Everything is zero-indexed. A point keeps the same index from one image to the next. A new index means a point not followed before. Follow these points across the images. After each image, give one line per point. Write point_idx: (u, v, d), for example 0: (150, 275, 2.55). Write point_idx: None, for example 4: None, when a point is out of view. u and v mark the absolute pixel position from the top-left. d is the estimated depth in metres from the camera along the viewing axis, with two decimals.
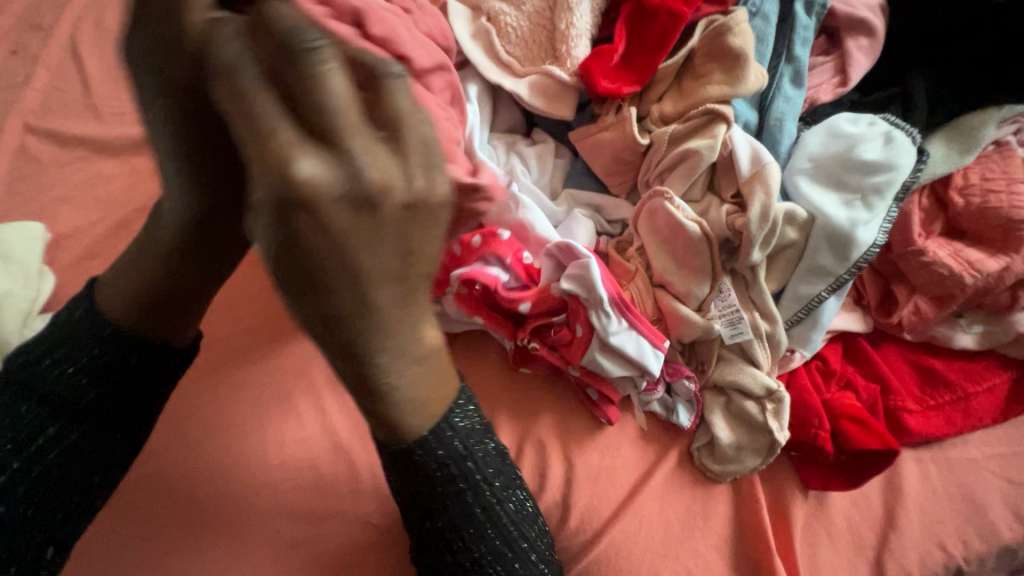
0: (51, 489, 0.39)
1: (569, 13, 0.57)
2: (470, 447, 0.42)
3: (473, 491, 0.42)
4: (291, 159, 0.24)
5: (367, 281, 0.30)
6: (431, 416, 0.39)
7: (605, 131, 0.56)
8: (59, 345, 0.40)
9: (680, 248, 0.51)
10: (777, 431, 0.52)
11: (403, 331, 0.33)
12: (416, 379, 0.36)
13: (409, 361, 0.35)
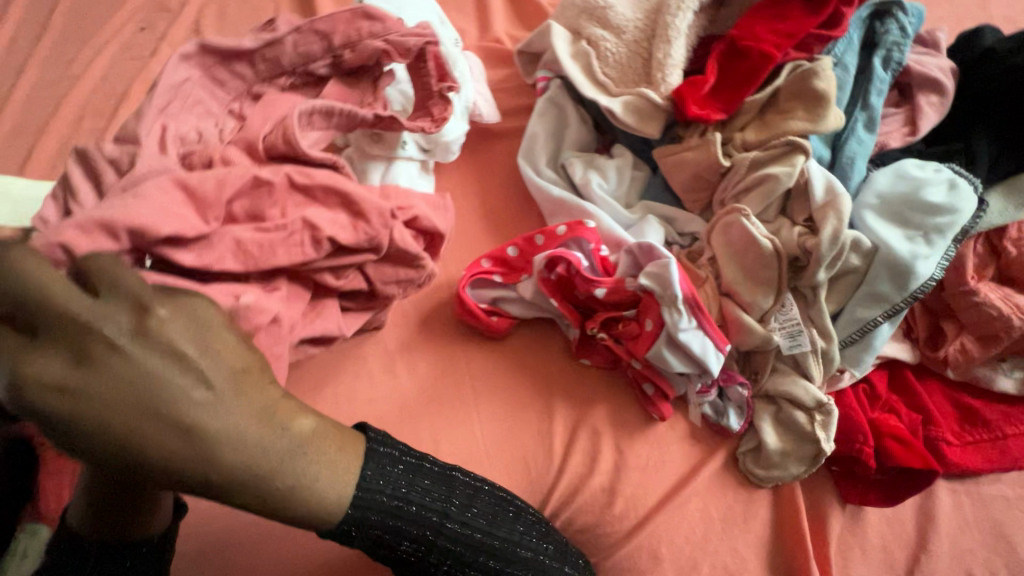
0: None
1: (668, 45, 0.64)
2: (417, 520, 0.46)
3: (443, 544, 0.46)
4: (25, 365, 0.29)
5: (172, 424, 0.31)
6: (339, 477, 0.38)
7: (689, 151, 0.62)
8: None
9: (750, 261, 0.56)
10: (824, 441, 0.55)
11: (255, 430, 0.34)
12: (306, 464, 0.36)
13: (280, 454, 0.34)
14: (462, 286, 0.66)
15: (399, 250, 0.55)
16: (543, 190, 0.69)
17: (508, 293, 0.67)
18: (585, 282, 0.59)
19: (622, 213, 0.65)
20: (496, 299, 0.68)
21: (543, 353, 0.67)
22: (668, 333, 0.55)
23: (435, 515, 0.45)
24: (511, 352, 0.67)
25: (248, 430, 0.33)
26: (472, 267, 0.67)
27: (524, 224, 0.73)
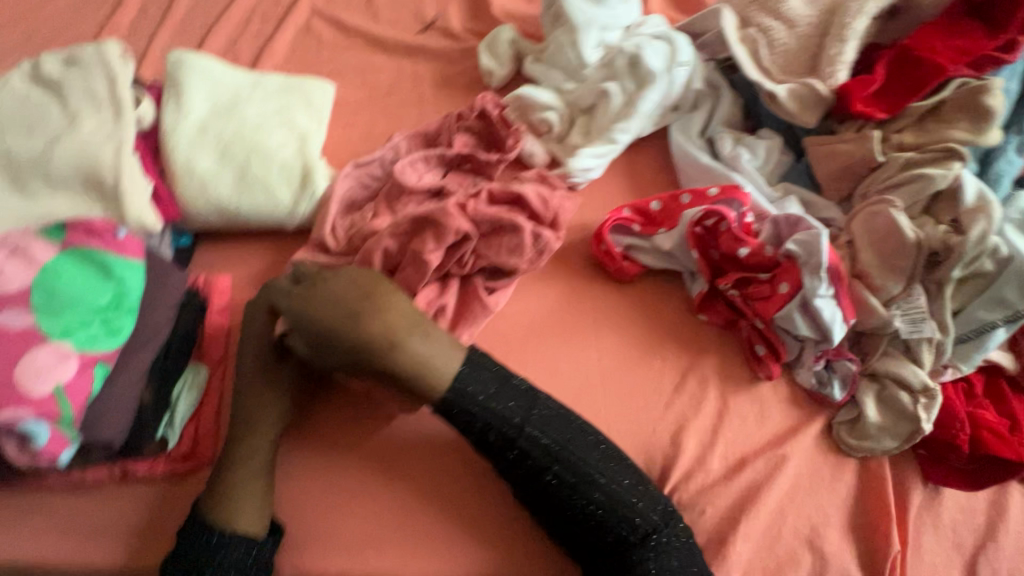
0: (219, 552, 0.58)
1: (842, 44, 0.69)
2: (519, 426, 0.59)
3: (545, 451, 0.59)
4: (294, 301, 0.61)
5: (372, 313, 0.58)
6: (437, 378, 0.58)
7: (843, 143, 0.67)
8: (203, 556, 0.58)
9: (889, 248, 0.62)
10: (925, 421, 0.61)
11: (403, 324, 0.58)
12: (422, 347, 0.58)
13: (416, 344, 0.58)
14: (604, 227, 0.73)
15: (491, 226, 0.68)
16: (692, 157, 0.75)
17: (642, 243, 0.73)
18: (732, 240, 0.65)
19: (765, 188, 0.71)
20: (631, 246, 0.74)
21: (663, 302, 0.73)
22: (802, 297, 0.61)
23: (516, 418, 0.59)
24: (638, 295, 0.73)
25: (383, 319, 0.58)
26: (614, 213, 0.74)
27: (662, 186, 0.79)
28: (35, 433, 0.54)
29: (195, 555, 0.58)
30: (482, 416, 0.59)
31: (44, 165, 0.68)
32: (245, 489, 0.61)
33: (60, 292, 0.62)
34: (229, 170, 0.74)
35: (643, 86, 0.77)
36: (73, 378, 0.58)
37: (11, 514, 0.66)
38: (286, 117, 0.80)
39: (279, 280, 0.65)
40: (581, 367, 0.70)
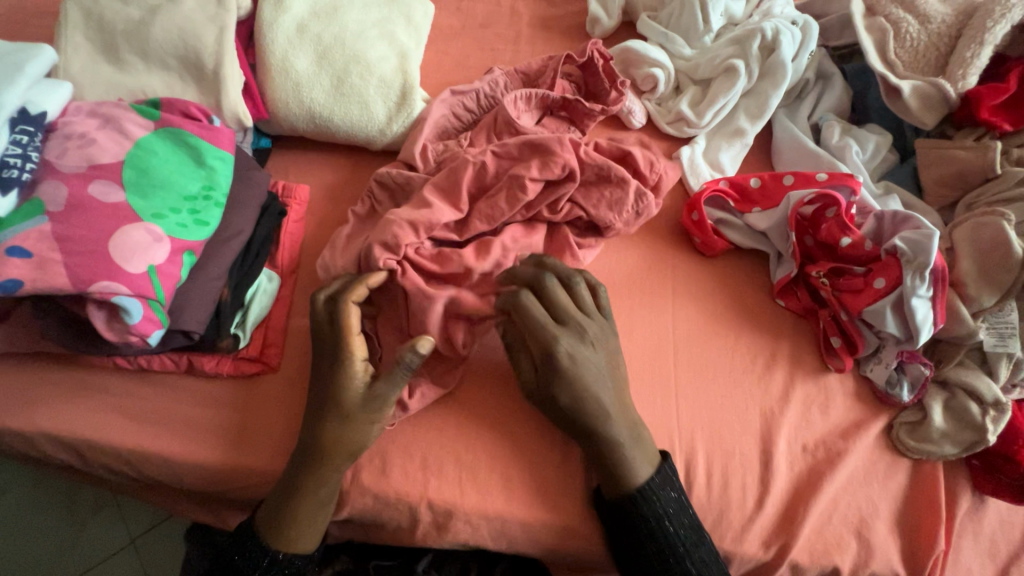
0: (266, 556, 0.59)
1: (978, 47, 0.67)
2: (666, 503, 0.59)
3: (665, 517, 0.58)
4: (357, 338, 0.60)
5: (621, 421, 0.59)
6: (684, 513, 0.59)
7: (960, 150, 0.67)
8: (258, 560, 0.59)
9: (992, 261, 0.62)
10: (990, 433, 0.62)
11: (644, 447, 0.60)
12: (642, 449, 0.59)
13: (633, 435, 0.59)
14: (699, 195, 0.72)
15: (595, 174, 0.69)
16: (797, 140, 0.74)
17: (733, 219, 0.72)
18: (836, 229, 0.65)
19: (869, 183, 0.70)
20: (720, 220, 0.73)
21: (742, 282, 0.72)
22: (900, 295, 0.61)
23: (670, 505, 0.59)
24: (721, 271, 0.73)
25: (614, 404, 0.59)
26: (711, 184, 0.73)
27: (756, 166, 0.78)
28: (128, 309, 0.53)
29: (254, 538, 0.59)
30: (652, 513, 0.58)
31: (142, 36, 0.65)
32: (306, 513, 0.58)
33: (153, 171, 0.60)
34: (327, 76, 0.72)
35: (773, 74, 0.74)
36: (163, 261, 0.56)
37: (75, 388, 0.66)
38: (387, 30, 0.76)
39: (534, 314, 0.59)
40: (658, 348, 0.68)
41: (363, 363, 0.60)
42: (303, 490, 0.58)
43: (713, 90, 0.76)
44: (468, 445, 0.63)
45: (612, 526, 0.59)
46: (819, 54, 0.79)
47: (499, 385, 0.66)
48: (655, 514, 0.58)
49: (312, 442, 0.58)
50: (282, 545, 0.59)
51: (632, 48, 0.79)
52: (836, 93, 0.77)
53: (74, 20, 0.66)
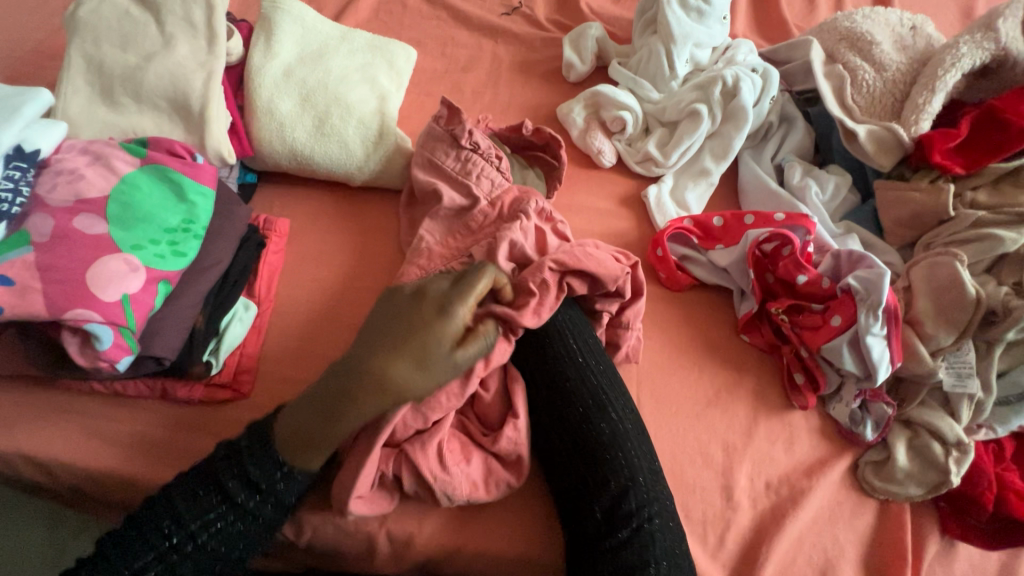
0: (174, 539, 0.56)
1: (930, 94, 0.70)
2: (619, 439, 0.60)
3: (612, 450, 0.59)
4: (464, 300, 0.59)
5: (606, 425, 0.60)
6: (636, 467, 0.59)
7: (915, 192, 0.68)
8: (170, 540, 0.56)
9: (946, 301, 0.63)
10: (954, 474, 0.61)
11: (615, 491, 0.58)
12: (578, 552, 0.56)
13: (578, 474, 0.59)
14: (663, 232, 0.74)
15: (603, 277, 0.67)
16: (760, 180, 0.76)
17: (696, 255, 0.74)
18: (793, 266, 0.67)
19: (828, 223, 0.72)
20: (685, 256, 0.75)
21: (705, 317, 0.74)
22: (855, 332, 0.62)
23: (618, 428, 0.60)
24: (685, 305, 0.74)
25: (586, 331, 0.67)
26: (674, 221, 0.75)
27: (723, 204, 0.80)
28: (99, 335, 0.56)
29: (228, 486, 0.58)
30: (601, 425, 0.60)
31: (137, 80, 0.69)
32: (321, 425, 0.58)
33: (135, 205, 0.63)
34: (309, 116, 0.76)
35: (736, 118, 0.77)
36: (137, 290, 0.59)
37: (52, 410, 0.68)
38: (369, 75, 0.81)
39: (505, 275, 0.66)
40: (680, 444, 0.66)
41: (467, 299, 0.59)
42: (351, 412, 0.56)
43: (678, 133, 0.79)
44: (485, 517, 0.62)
45: (564, 456, 0.60)
46: (782, 98, 0.82)
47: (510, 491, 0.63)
48: (609, 441, 0.59)
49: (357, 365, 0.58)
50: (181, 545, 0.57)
51: (566, 109, 0.84)
52: (799, 135, 0.79)
53: (76, 64, 0.71)
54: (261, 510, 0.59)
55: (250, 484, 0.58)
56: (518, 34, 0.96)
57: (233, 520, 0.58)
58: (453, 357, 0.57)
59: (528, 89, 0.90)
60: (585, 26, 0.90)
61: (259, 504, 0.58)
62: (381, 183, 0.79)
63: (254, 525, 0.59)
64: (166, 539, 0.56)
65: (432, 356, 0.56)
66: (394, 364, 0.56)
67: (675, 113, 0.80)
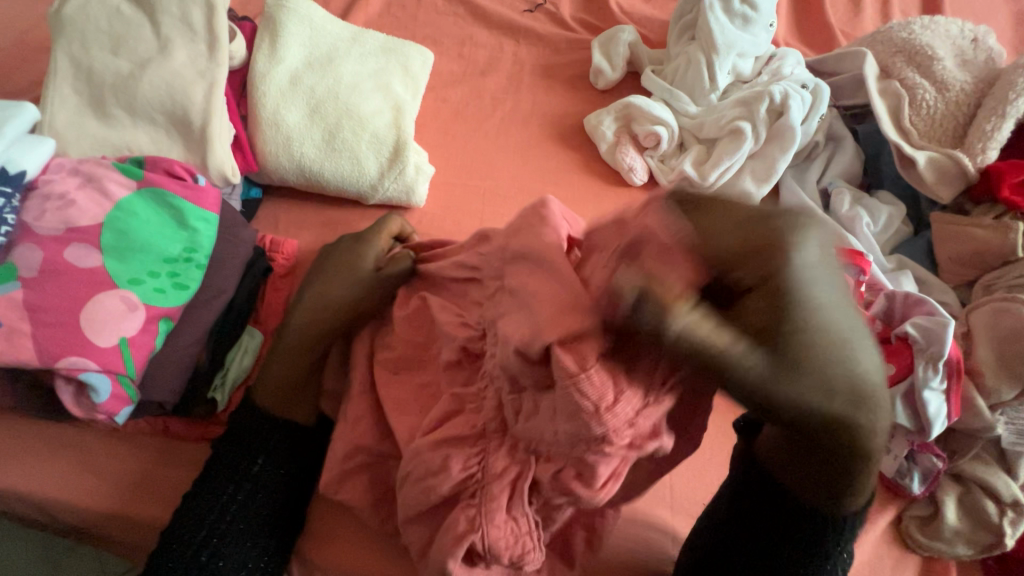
0: (195, 529, 0.53)
1: (1000, 120, 0.64)
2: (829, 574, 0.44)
3: None
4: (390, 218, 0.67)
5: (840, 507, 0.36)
6: None
7: (978, 228, 0.63)
8: (202, 541, 0.52)
9: (1011, 352, 0.58)
10: (1009, 536, 0.58)
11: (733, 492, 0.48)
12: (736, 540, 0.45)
13: None
14: None
15: None
16: (805, 207, 0.71)
17: None
18: None
19: (879, 257, 0.66)
20: None
21: None
22: (911, 386, 0.58)
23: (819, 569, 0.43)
24: None
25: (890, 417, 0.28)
26: None
27: None
28: (95, 386, 0.51)
29: (234, 462, 0.56)
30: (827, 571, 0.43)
31: (130, 91, 0.63)
32: (281, 349, 0.59)
33: (130, 233, 0.58)
34: (319, 129, 0.70)
35: (781, 138, 0.71)
36: (135, 332, 0.54)
37: (48, 446, 0.64)
38: (383, 82, 0.74)
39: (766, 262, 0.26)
40: None
41: (387, 239, 0.65)
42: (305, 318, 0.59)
43: (716, 152, 0.73)
44: None
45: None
46: (830, 116, 0.76)
47: None
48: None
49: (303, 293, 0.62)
50: (206, 547, 0.52)
51: (598, 116, 0.78)
52: (846, 158, 0.74)
53: (64, 70, 0.65)
54: (265, 471, 0.56)
55: (245, 448, 0.57)
56: (542, 34, 0.89)
57: (248, 494, 0.55)
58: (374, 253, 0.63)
59: (553, 97, 0.84)
60: (616, 30, 0.84)
61: (261, 466, 0.56)
62: (396, 203, 0.73)
63: (266, 493, 0.56)
64: (194, 535, 0.53)
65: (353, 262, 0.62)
66: (336, 278, 0.61)
67: (713, 130, 0.74)
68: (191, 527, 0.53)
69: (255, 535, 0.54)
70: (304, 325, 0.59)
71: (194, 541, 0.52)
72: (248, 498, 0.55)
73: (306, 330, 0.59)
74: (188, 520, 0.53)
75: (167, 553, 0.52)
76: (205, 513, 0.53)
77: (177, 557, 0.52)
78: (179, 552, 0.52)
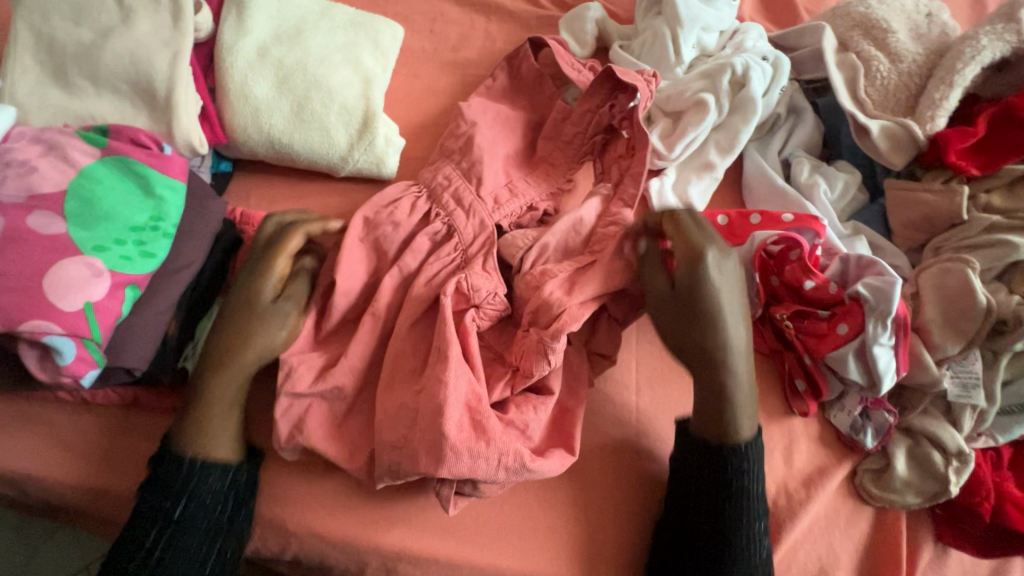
0: (137, 551, 0.53)
1: (948, 89, 0.66)
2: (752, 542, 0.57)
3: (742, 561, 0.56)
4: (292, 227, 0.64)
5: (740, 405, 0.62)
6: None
7: (927, 193, 0.66)
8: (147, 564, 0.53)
9: (956, 309, 0.61)
10: (954, 484, 0.61)
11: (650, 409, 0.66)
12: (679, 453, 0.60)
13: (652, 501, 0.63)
14: None
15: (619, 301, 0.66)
16: (766, 176, 0.73)
17: None
18: (800, 271, 0.64)
19: (836, 223, 0.69)
20: None
21: None
22: (863, 342, 0.60)
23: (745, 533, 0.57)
24: None
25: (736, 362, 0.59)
26: None
27: (726, 200, 0.76)
28: (60, 349, 0.51)
29: (154, 509, 0.54)
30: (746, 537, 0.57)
31: (93, 59, 0.63)
32: (216, 410, 0.57)
33: (97, 202, 0.58)
34: (287, 101, 0.70)
35: (743, 109, 0.73)
36: (101, 297, 0.54)
37: (12, 420, 0.64)
38: (352, 55, 0.75)
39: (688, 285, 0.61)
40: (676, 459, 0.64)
41: (285, 259, 0.63)
42: (210, 375, 0.58)
43: (681, 123, 0.75)
44: (477, 531, 0.60)
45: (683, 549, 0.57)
46: (791, 89, 0.78)
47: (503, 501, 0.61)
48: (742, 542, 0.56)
49: (214, 350, 0.59)
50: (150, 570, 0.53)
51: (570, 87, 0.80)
52: (806, 128, 0.76)
53: (24, 39, 0.64)
54: (205, 486, 0.56)
55: (166, 490, 0.55)
56: (512, 11, 0.90)
57: (166, 541, 0.53)
58: (271, 286, 0.62)
59: None
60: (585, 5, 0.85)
61: (199, 484, 0.55)
62: (366, 176, 0.73)
63: (190, 533, 0.54)
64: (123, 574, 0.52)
65: (250, 298, 0.61)
66: (240, 326, 0.60)
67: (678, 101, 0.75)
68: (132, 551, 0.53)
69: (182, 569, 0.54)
70: (214, 385, 0.58)
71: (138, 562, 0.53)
72: (185, 517, 0.55)
73: (215, 393, 0.58)
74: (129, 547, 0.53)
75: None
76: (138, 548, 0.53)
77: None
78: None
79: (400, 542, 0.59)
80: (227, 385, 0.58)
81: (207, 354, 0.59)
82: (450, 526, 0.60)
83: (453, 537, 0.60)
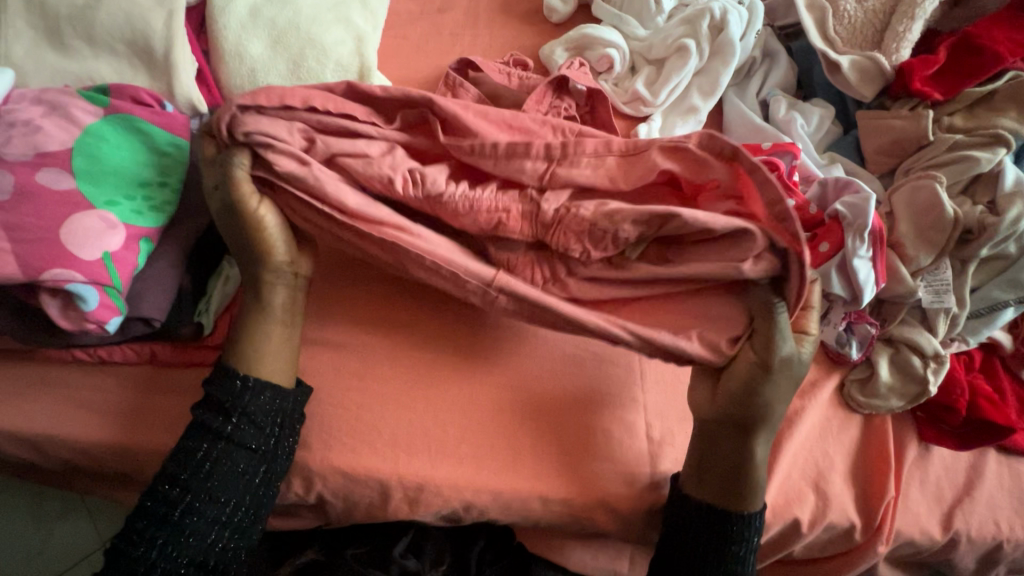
0: (181, 479, 0.54)
1: (910, 22, 0.71)
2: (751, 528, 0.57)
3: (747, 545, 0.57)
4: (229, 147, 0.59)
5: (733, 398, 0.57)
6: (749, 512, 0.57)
7: (896, 119, 0.71)
8: (184, 487, 0.54)
9: (926, 222, 0.66)
10: (932, 384, 0.66)
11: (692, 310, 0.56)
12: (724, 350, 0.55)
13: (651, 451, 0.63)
14: None
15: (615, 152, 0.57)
16: (745, 116, 0.77)
17: None
18: (781, 191, 0.69)
19: (813, 153, 0.73)
20: None
21: None
22: (844, 256, 0.65)
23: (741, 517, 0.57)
24: None
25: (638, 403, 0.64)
26: None
27: None
28: (83, 296, 0.53)
29: (172, 468, 0.54)
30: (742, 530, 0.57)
31: (87, 21, 0.63)
32: (267, 345, 0.60)
33: (103, 157, 0.58)
34: (283, 59, 0.71)
35: (723, 53, 0.77)
36: (118, 248, 0.55)
37: (31, 384, 0.65)
38: (342, 14, 0.76)
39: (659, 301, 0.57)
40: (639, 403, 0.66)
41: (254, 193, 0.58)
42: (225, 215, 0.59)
43: (663, 71, 0.78)
44: (495, 460, 0.63)
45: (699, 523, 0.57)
46: (765, 33, 0.82)
47: (519, 431, 0.64)
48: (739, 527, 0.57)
49: (236, 227, 0.59)
50: (194, 489, 0.54)
51: (551, 46, 0.81)
52: (780, 70, 0.80)
53: (13, 4, 0.64)
54: (241, 430, 0.56)
55: (220, 408, 0.56)
56: None
57: (188, 505, 0.53)
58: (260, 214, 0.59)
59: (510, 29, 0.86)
60: None
61: (234, 426, 0.56)
62: None
63: (242, 451, 0.56)
64: (161, 505, 0.53)
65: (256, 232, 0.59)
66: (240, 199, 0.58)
67: (659, 51, 0.79)
68: (172, 480, 0.54)
69: (230, 489, 0.55)
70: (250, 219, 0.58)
71: (183, 490, 0.54)
72: (231, 440, 0.55)
73: (252, 251, 0.59)
74: (171, 464, 0.55)
75: (149, 503, 0.54)
76: (177, 471, 0.54)
77: (169, 497, 0.54)
78: (170, 495, 0.54)
79: (424, 472, 0.62)
80: (260, 249, 0.59)
81: (224, 219, 0.59)
82: (468, 456, 0.63)
83: (473, 466, 0.63)
